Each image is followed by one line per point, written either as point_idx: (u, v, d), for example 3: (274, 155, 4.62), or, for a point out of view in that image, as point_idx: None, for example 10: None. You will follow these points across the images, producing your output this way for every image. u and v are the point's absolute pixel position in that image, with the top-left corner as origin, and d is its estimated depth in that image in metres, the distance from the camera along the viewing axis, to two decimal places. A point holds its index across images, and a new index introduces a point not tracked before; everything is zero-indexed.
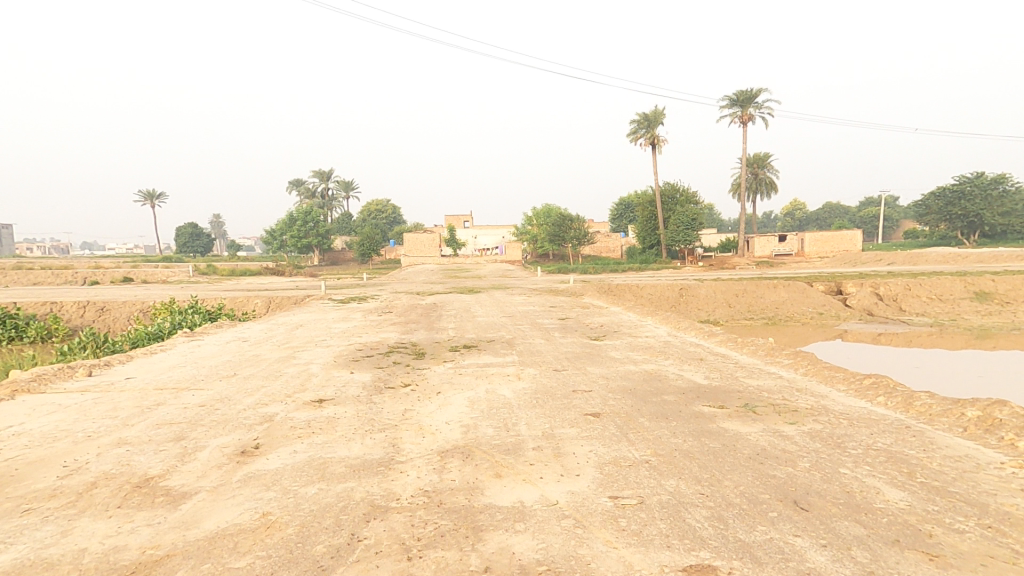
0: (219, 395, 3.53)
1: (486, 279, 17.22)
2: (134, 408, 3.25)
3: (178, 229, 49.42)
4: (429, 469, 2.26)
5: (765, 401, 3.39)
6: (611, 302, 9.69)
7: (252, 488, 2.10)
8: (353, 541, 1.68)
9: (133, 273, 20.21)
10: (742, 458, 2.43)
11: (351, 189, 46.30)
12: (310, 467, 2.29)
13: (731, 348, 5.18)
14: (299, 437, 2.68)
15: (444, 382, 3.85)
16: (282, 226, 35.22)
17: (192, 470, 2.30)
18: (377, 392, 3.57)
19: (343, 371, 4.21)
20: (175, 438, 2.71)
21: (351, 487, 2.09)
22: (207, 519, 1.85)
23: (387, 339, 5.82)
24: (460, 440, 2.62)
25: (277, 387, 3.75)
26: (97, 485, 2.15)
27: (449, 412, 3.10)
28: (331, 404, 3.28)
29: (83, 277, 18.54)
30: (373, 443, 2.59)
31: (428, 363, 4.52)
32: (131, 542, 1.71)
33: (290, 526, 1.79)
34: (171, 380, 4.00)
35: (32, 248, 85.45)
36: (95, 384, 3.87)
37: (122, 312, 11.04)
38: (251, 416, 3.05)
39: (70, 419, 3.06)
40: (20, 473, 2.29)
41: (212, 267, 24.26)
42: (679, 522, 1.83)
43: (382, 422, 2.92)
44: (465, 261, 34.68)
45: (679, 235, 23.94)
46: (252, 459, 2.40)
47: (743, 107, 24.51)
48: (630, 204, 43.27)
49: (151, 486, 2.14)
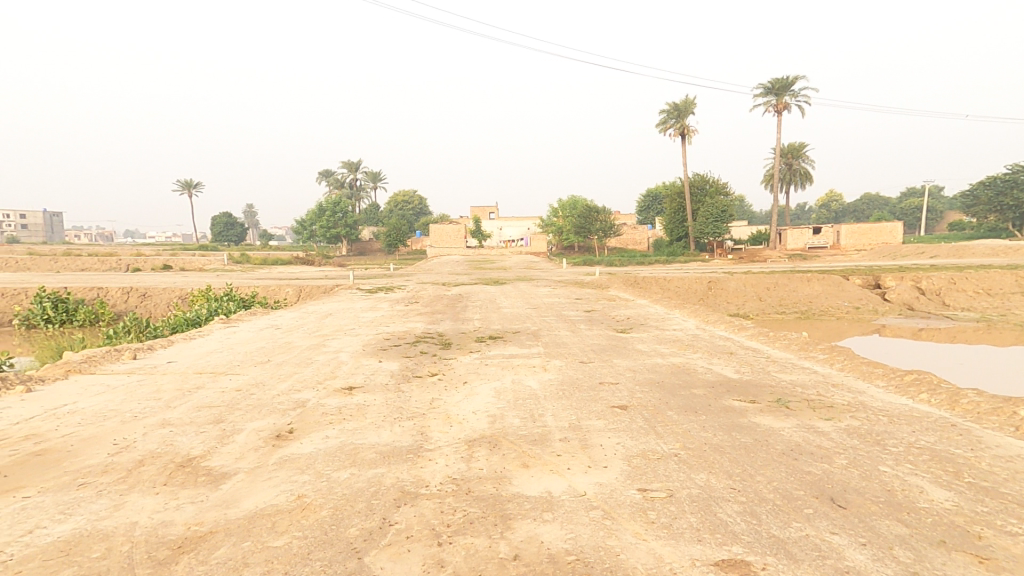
0: (254, 380, 3.64)
1: (510, 271, 17.26)
2: (176, 390, 3.39)
3: (214, 218, 50.92)
4: (457, 458, 2.29)
5: (800, 396, 3.33)
6: (638, 295, 9.61)
7: (286, 471, 2.16)
8: (385, 525, 1.72)
9: (171, 260, 20.91)
10: (776, 453, 2.39)
11: (379, 180, 46.75)
12: (341, 452, 2.35)
13: (763, 342, 5.08)
14: (330, 423, 2.74)
15: (470, 371, 3.90)
16: (311, 216, 35.92)
17: (231, 452, 2.37)
18: (404, 381, 3.63)
19: (371, 360, 4.28)
20: (214, 420, 2.80)
21: (381, 472, 2.13)
22: (246, 499, 1.91)
23: (414, 329, 5.91)
24: (487, 429, 2.64)
25: (308, 373, 3.85)
26: (144, 463, 2.25)
27: (476, 402, 3.12)
28: (361, 391, 3.35)
29: (125, 264, 19.27)
30: (402, 430, 2.64)
31: (454, 353, 4.56)
32: (175, 519, 1.78)
33: (324, 509, 1.83)
34: (210, 364, 4.14)
35: (77, 235, 89.65)
36: (139, 367, 4.04)
37: (162, 297, 11.45)
38: (284, 402, 3.14)
39: (117, 398, 3.21)
40: (77, 447, 2.42)
41: (245, 256, 24.91)
42: (711, 516, 1.81)
43: (411, 410, 2.97)
44: (493, 251, 34.73)
45: (707, 227, 23.52)
46: (287, 443, 2.47)
47: (779, 95, 23.80)
48: (657, 196, 42.76)
49: (194, 465, 2.22)
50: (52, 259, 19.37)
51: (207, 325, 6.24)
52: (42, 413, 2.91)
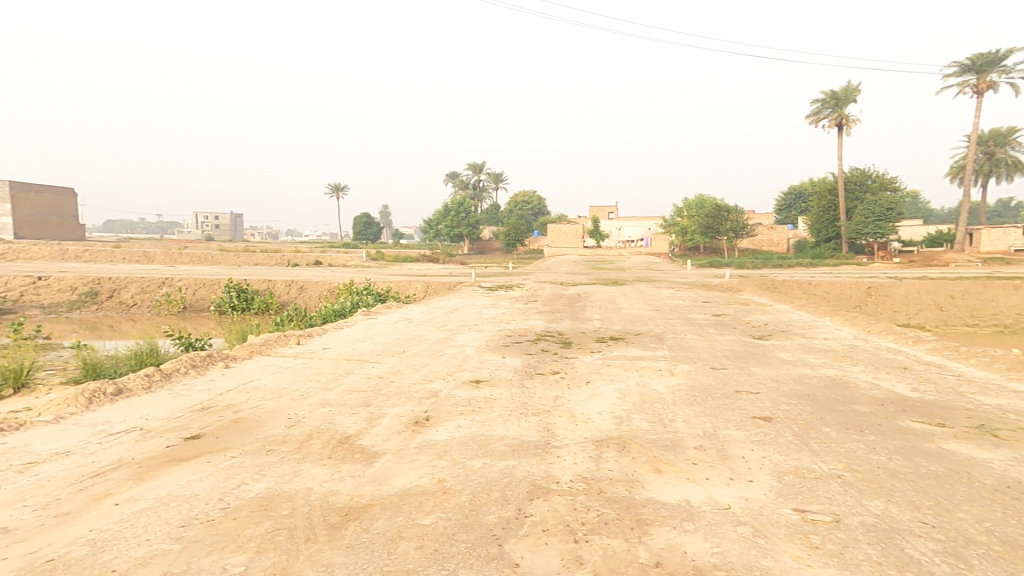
0: (393, 369, 3.93)
1: (630, 271, 16.88)
2: (331, 373, 3.78)
3: (356, 218, 56.50)
4: (586, 457, 2.24)
5: (1007, 423, 2.79)
6: (777, 300, 8.82)
7: (427, 455, 2.28)
8: (521, 516, 1.73)
9: (320, 256, 23.56)
10: (980, 489, 2.01)
11: (501, 181, 48.59)
12: (474, 442, 2.42)
13: (950, 359, 4.36)
14: (462, 413, 2.85)
15: (593, 372, 3.84)
16: (437, 215, 38.29)
17: (379, 433, 2.56)
18: (528, 377, 3.68)
19: (495, 355, 4.41)
20: (363, 403, 3.06)
21: (512, 465, 2.16)
22: (395, 477, 2.04)
23: (534, 327, 5.98)
24: (614, 431, 2.57)
25: (439, 365, 4.06)
26: (312, 436, 2.51)
27: (601, 402, 3.06)
28: (487, 385, 3.46)
29: (285, 258, 22.12)
30: (529, 425, 2.66)
31: (575, 353, 4.53)
32: (340, 489, 1.96)
33: (463, 494, 1.89)
34: (357, 352, 4.56)
35: (246, 233, 105.12)
36: (302, 351, 4.57)
37: (316, 290, 12.93)
38: (420, 390, 3.33)
39: (288, 377, 3.66)
40: (265, 418, 2.79)
41: (380, 253, 27.27)
42: (896, 551, 1.57)
43: (536, 406, 2.99)
44: (611, 252, 34.16)
45: (866, 227, 21.02)
46: (425, 429, 2.61)
47: (982, 74, 20.64)
48: (802, 193, 39.20)
49: (350, 443, 2.43)
50: (231, 253, 22.87)
51: (353, 316, 6.89)
52: (234, 387, 3.41)
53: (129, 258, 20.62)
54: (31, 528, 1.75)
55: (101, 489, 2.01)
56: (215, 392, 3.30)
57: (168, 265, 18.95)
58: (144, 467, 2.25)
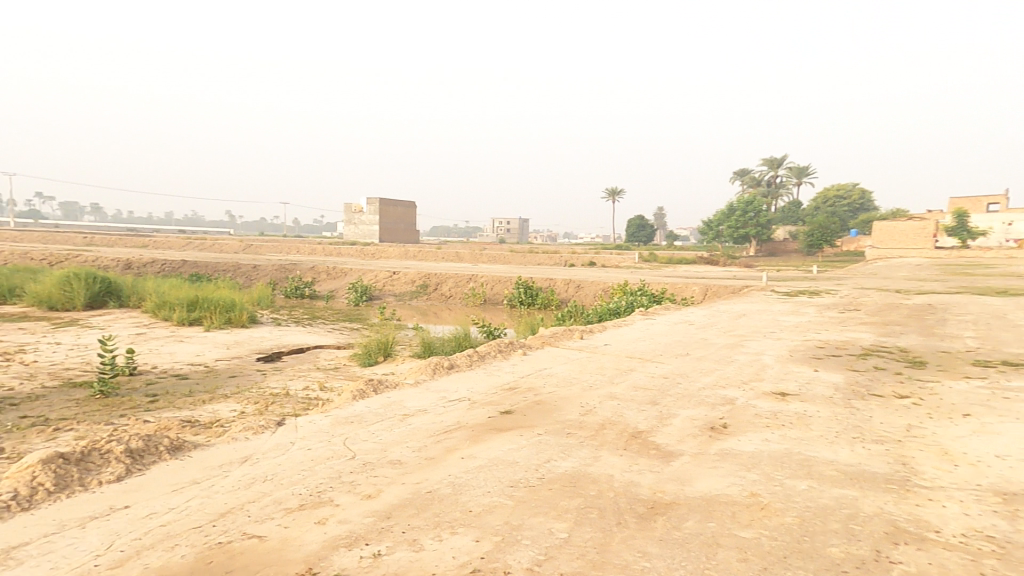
0: (678, 370, 4.04)
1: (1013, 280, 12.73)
2: (617, 368, 4.09)
3: (633, 221, 58.73)
4: (982, 509, 1.96)
5: None
6: None
7: (730, 464, 2.32)
8: (885, 560, 1.61)
9: (597, 258, 25.37)
10: None
11: (805, 175, 44.71)
12: (791, 460, 2.36)
13: None
14: (768, 427, 2.80)
15: (974, 403, 3.28)
16: (719, 214, 36.46)
17: (671, 433, 2.72)
18: (854, 398, 3.39)
19: (803, 368, 4.15)
20: (651, 401, 3.25)
21: (853, 496, 2.03)
22: (698, 481, 2.13)
23: (859, 341, 5.38)
24: (1018, 482, 2.18)
25: (731, 372, 4.00)
26: (606, 426, 2.78)
27: (995, 442, 2.61)
28: (796, 400, 3.29)
29: (568, 259, 24.34)
30: (872, 454, 2.47)
31: (938, 376, 3.96)
32: (642, 481, 2.13)
33: (788, 515, 1.86)
34: (639, 350, 4.77)
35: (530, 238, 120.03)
36: (585, 345, 4.99)
37: (591, 290, 13.78)
38: (713, 396, 3.37)
39: (577, 367, 4.10)
40: (568, 404, 3.18)
41: (658, 255, 27.69)
42: None
43: (878, 432, 2.77)
44: (948, 254, 26.33)
45: None
46: (724, 436, 2.66)
47: None
48: None
49: (643, 438, 2.63)
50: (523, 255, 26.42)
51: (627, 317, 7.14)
52: (532, 374, 3.91)
53: (448, 257, 25.88)
54: (414, 464, 2.39)
55: (451, 443, 2.58)
56: (523, 375, 3.86)
57: (476, 264, 23.16)
58: (476, 434, 2.80)
